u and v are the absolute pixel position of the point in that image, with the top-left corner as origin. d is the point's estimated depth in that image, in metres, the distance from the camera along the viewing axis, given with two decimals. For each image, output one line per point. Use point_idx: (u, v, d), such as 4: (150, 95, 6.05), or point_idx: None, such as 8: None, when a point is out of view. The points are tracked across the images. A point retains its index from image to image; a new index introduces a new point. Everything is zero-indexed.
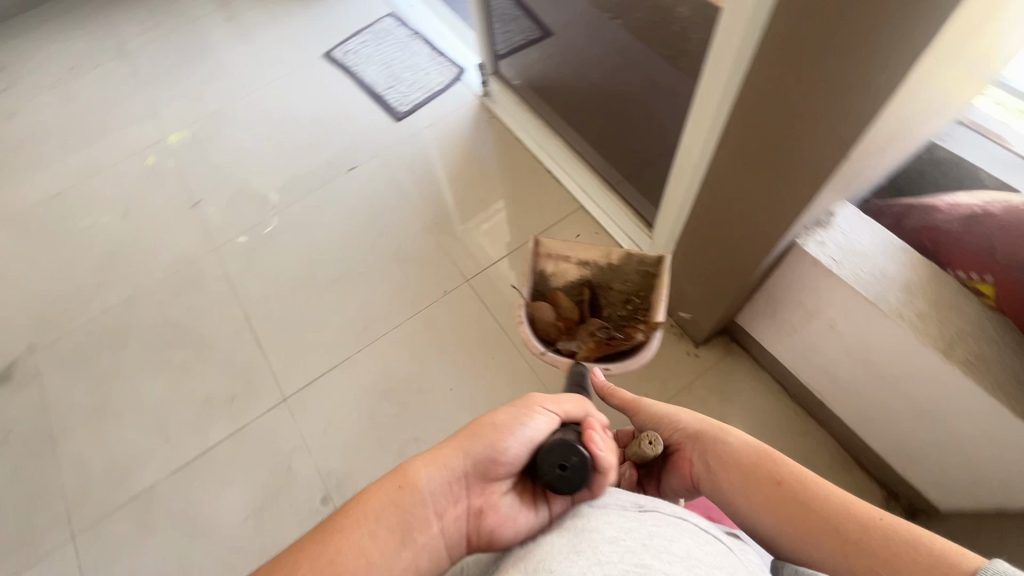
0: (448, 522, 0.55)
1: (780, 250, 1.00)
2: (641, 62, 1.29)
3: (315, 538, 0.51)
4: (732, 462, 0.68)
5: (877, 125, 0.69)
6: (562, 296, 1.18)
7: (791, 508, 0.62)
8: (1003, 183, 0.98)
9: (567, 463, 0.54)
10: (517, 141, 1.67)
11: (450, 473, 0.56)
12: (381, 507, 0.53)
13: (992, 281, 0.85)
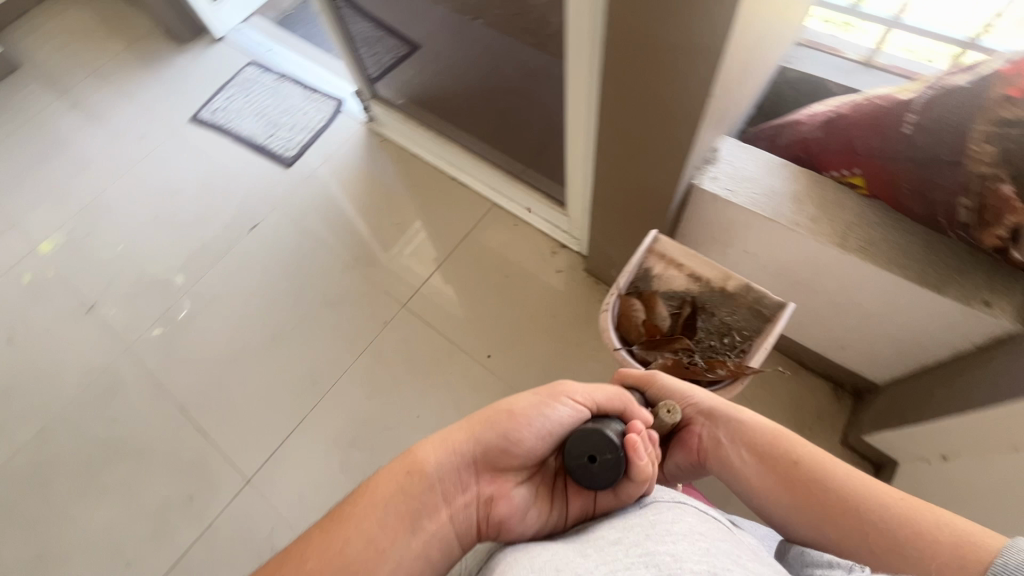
0: (457, 509, 0.51)
1: (677, 205, 0.90)
2: (512, 51, 1.15)
3: (371, 506, 0.48)
4: (744, 441, 0.61)
5: (734, 45, 0.61)
6: (660, 303, 0.91)
7: (803, 487, 0.55)
8: (846, 86, 1.14)
9: (599, 455, 0.49)
10: (415, 157, 1.55)
11: (462, 457, 0.52)
12: (389, 493, 0.48)
13: (863, 173, 0.79)
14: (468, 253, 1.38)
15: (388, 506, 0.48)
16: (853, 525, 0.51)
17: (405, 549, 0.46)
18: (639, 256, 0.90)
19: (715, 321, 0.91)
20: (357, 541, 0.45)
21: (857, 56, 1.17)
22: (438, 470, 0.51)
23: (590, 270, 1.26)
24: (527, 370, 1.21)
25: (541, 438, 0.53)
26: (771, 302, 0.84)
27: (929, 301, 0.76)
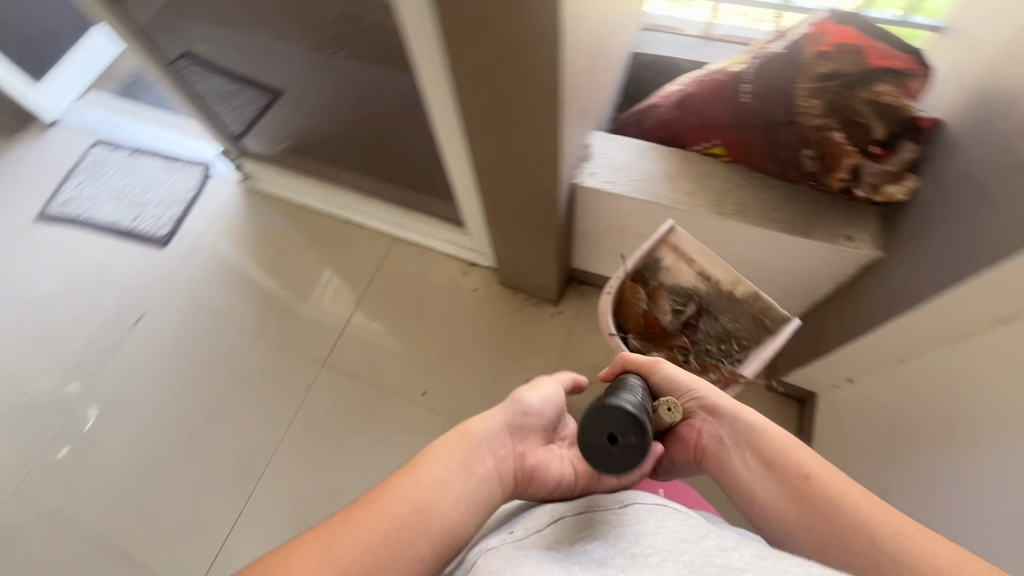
0: (500, 463, 0.53)
1: (565, 205, 0.92)
2: (372, 80, 1.13)
3: (427, 458, 0.50)
4: (749, 445, 0.53)
5: (567, 44, 0.62)
6: (665, 296, 0.84)
7: (810, 503, 0.47)
8: (693, 59, 1.22)
9: (623, 439, 0.43)
10: (302, 206, 1.48)
11: (499, 422, 0.55)
12: (448, 447, 0.51)
13: (720, 142, 0.84)
14: (379, 292, 1.33)
15: (442, 457, 0.50)
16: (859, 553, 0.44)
17: (465, 491, 0.49)
18: (651, 243, 0.80)
19: (715, 325, 0.83)
20: (423, 484, 0.47)
21: (695, 31, 1.25)
22: (482, 425, 0.54)
23: (505, 282, 1.25)
24: (466, 395, 1.19)
25: (552, 407, 0.59)
26: (775, 314, 0.77)
27: (806, 244, 0.82)
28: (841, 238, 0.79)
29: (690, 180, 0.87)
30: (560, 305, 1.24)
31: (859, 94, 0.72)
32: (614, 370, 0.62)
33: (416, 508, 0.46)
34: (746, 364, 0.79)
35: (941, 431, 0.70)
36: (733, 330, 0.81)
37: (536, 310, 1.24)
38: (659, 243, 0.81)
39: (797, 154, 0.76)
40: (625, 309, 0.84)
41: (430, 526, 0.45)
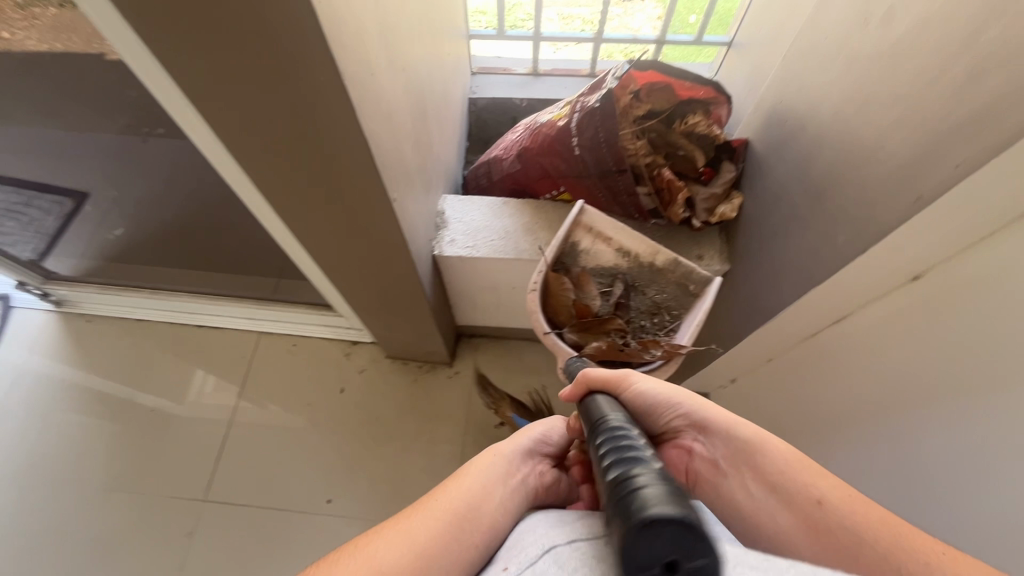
0: (526, 473, 0.53)
1: (429, 279, 0.87)
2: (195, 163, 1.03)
3: (469, 467, 0.51)
4: (752, 471, 0.48)
5: (378, 140, 0.56)
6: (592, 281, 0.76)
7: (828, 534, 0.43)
8: (527, 96, 1.25)
9: (688, 558, 0.27)
10: (138, 321, 1.28)
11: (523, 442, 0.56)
12: (485, 460, 0.52)
13: (566, 190, 0.85)
14: (253, 400, 1.17)
15: (482, 465, 0.51)
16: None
17: (508, 494, 0.49)
18: (565, 228, 0.75)
19: (643, 300, 0.79)
20: (470, 488, 0.48)
21: (523, 69, 1.28)
22: (516, 440, 0.55)
23: (394, 355, 1.17)
24: (376, 491, 1.07)
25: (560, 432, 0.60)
26: (697, 276, 0.75)
27: None
28: (694, 258, 0.83)
29: (547, 229, 0.87)
30: (456, 365, 1.18)
31: (677, 128, 0.79)
32: (578, 391, 0.50)
33: (468, 504, 0.46)
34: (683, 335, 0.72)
35: (802, 427, 0.76)
36: (661, 301, 0.77)
37: (432, 376, 1.18)
38: (573, 226, 0.77)
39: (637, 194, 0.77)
40: (552, 302, 0.75)
41: (481, 522, 0.46)
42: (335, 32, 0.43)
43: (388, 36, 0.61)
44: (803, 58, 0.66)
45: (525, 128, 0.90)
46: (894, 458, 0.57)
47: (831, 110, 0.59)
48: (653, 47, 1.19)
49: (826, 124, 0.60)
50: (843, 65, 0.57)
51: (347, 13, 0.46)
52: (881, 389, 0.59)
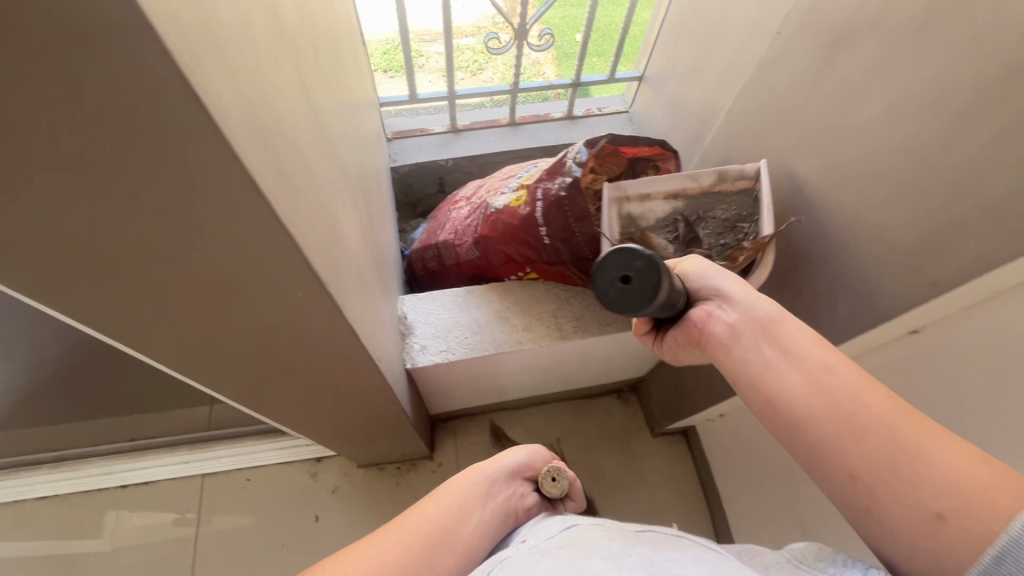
0: (501, 494, 0.57)
1: (407, 396, 0.79)
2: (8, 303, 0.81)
3: (446, 489, 0.56)
4: (773, 348, 0.44)
5: (349, 302, 0.48)
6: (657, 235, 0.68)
7: (839, 408, 0.38)
8: (450, 156, 1.20)
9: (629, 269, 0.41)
10: (30, 502, 1.01)
11: (506, 465, 0.61)
12: (464, 484, 0.56)
13: (532, 272, 0.80)
14: (207, 560, 0.99)
15: (458, 489, 0.55)
16: (903, 472, 0.35)
17: (483, 518, 0.53)
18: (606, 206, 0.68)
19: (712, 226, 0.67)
20: (447, 510, 0.52)
21: (441, 128, 1.22)
22: (490, 466, 0.60)
23: (366, 464, 1.06)
24: None
25: (535, 461, 0.65)
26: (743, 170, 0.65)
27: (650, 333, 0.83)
28: None
29: (520, 314, 0.82)
30: (436, 456, 1.09)
31: None
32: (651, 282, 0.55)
33: (443, 527, 0.50)
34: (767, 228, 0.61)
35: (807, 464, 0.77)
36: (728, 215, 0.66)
37: (413, 474, 1.08)
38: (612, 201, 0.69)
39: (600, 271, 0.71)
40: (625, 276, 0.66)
41: (456, 545, 0.50)
42: (299, 223, 0.36)
43: (334, 169, 0.53)
44: (746, 118, 0.68)
45: (476, 210, 0.84)
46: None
47: (802, 171, 0.59)
48: (569, 90, 1.18)
49: (794, 185, 0.61)
50: (801, 131, 0.59)
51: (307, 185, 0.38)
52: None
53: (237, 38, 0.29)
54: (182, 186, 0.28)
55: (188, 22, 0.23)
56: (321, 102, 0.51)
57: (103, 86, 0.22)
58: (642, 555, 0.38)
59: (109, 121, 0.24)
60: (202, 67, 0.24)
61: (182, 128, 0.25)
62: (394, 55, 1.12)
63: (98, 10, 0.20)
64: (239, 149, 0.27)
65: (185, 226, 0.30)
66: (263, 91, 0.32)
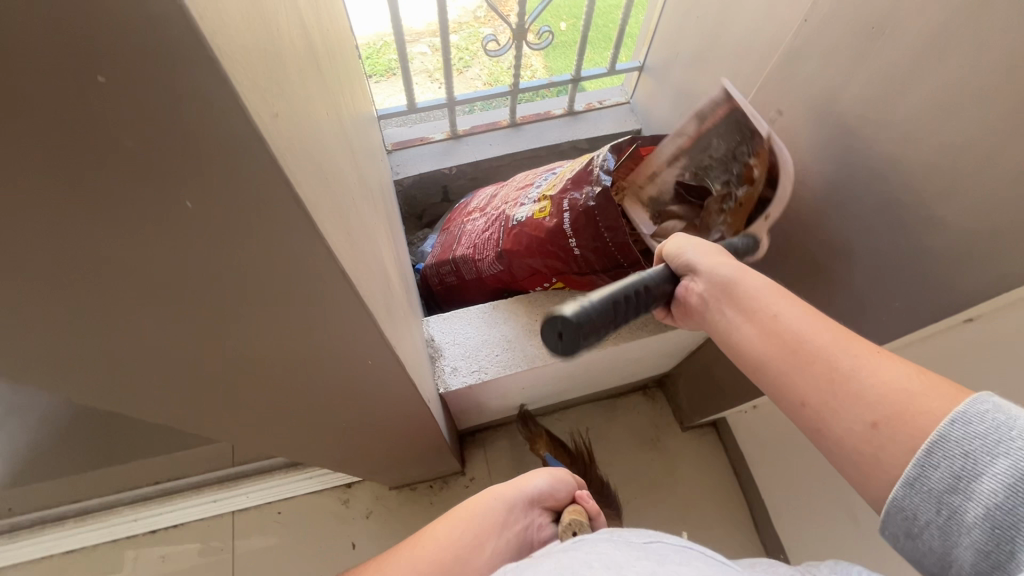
0: (519, 522, 0.54)
1: (442, 421, 0.77)
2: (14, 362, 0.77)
3: (462, 510, 0.53)
4: (728, 305, 0.46)
5: (402, 348, 0.46)
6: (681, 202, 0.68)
7: (784, 345, 0.40)
8: (454, 164, 1.17)
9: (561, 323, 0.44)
10: (56, 559, 0.98)
11: (527, 491, 0.58)
12: (484, 507, 0.53)
13: (560, 282, 0.77)
14: None
15: (474, 512, 0.53)
16: (839, 392, 0.36)
17: (496, 548, 0.50)
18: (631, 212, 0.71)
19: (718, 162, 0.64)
20: (462, 530, 0.51)
21: (441, 135, 1.18)
22: (510, 490, 0.57)
23: (399, 487, 1.04)
24: None
25: (556, 490, 0.60)
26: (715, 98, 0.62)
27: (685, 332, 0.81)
28: None
29: None
30: (469, 472, 1.08)
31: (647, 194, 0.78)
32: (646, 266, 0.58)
33: (454, 551, 0.48)
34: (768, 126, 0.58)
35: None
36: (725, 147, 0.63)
37: (448, 493, 1.06)
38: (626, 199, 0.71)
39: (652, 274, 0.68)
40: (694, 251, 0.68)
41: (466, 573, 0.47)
42: (367, 285, 0.34)
43: (371, 204, 0.50)
44: (777, 113, 0.66)
45: (494, 222, 0.82)
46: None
47: (845, 165, 0.58)
48: (569, 86, 1.15)
49: (837, 179, 0.59)
50: (844, 124, 0.57)
51: (362, 240, 0.35)
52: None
53: (307, 105, 0.26)
54: (265, 275, 0.26)
55: (276, 101, 0.21)
56: (353, 137, 0.48)
57: (195, 193, 0.20)
58: (650, 558, 0.35)
59: (198, 224, 0.21)
60: (292, 154, 0.22)
61: (274, 221, 0.23)
62: (378, 57, 1.09)
63: (189, 110, 0.17)
64: (325, 230, 0.25)
65: (264, 312, 0.28)
66: (327, 152, 0.30)
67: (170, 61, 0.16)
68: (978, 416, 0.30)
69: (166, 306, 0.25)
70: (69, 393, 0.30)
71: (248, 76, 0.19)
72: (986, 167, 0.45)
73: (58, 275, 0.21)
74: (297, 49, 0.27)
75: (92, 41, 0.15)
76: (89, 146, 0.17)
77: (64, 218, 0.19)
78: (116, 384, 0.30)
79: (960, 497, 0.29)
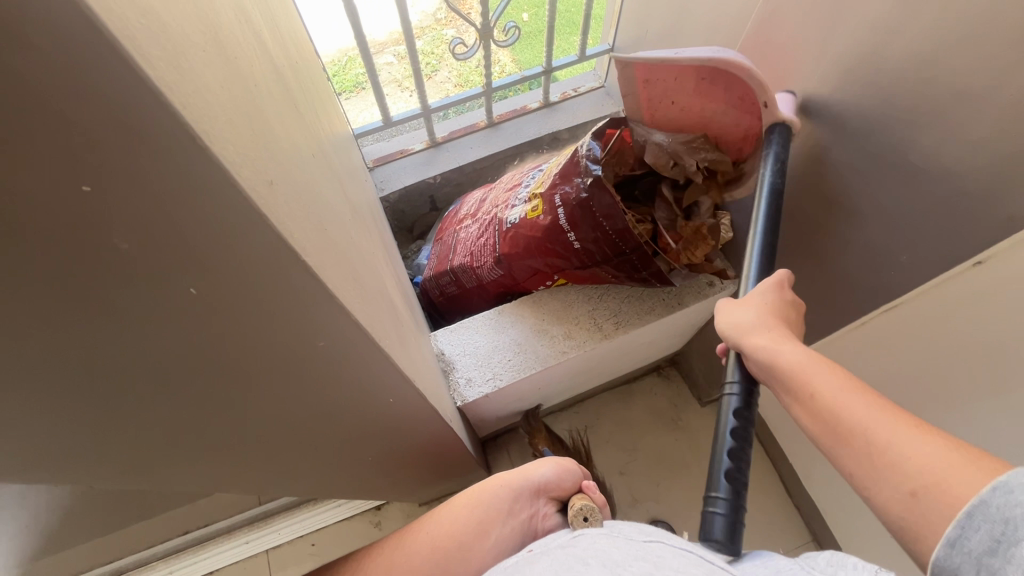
0: (522, 510, 0.55)
1: (464, 433, 0.77)
2: None
3: (473, 495, 0.56)
4: (777, 381, 0.47)
5: (420, 375, 0.45)
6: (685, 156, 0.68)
7: (829, 423, 0.42)
8: (437, 172, 1.16)
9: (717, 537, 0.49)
10: None
11: (530, 480, 0.57)
12: (488, 497, 0.55)
13: (562, 278, 0.77)
14: None
15: (481, 501, 0.56)
16: (876, 463, 0.38)
17: (501, 536, 0.52)
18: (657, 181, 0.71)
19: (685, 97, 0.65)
20: (465, 518, 0.54)
21: (421, 145, 1.17)
22: (516, 478, 0.57)
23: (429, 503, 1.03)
24: None
25: (563, 482, 0.58)
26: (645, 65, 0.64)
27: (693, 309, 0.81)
28: (706, 287, 0.79)
29: (558, 322, 0.79)
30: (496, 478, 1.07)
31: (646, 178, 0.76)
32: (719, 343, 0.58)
33: (456, 538, 0.52)
34: (705, 52, 0.59)
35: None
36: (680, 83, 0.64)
37: None
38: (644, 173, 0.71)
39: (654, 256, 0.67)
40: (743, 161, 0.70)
41: (465, 559, 0.51)
42: (378, 321, 0.33)
43: (367, 230, 0.50)
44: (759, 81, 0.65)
45: (488, 227, 0.82)
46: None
47: (836, 125, 0.57)
48: (542, 78, 1.13)
49: (830, 140, 0.59)
50: (830, 85, 0.56)
51: (365, 276, 0.34)
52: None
53: (295, 154, 0.26)
54: (279, 338, 0.25)
55: (264, 160, 0.20)
56: (337, 164, 0.47)
57: (200, 276, 0.20)
58: (647, 559, 0.35)
59: (200, 304, 0.21)
60: (289, 215, 0.22)
61: (283, 286, 0.22)
62: (345, 74, 1.06)
63: (179, 196, 0.17)
64: (329, 280, 0.24)
65: (283, 371, 0.28)
66: (320, 194, 0.29)
67: (153, 152, 0.15)
68: (1020, 484, 0.29)
69: (179, 386, 0.24)
70: (96, 481, 0.29)
71: (236, 148, 0.18)
72: (981, 113, 0.44)
73: (69, 381, 0.20)
74: (276, 97, 0.26)
75: (69, 150, 0.14)
76: (87, 255, 0.17)
77: (68, 327, 0.18)
78: (142, 465, 0.30)
79: (999, 559, 0.29)
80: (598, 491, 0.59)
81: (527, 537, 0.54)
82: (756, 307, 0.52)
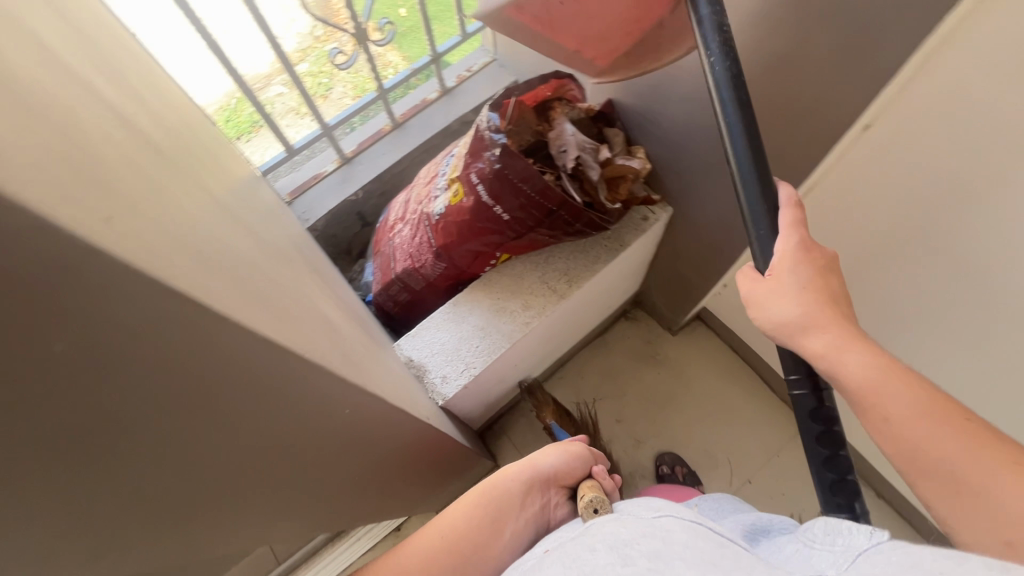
0: (532, 505, 0.56)
1: (453, 429, 0.78)
2: None
3: (482, 490, 0.58)
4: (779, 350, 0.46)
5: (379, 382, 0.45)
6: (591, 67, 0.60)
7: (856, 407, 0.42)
8: (357, 188, 1.14)
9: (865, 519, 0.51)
10: None
11: (541, 473, 0.59)
12: (501, 492, 0.57)
13: (503, 253, 0.77)
14: None
15: (495, 498, 0.56)
16: (967, 500, 0.38)
17: (514, 530, 0.54)
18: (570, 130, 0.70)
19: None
20: (475, 512, 0.55)
21: (333, 165, 1.15)
22: (527, 469, 0.59)
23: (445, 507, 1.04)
24: None
25: (572, 471, 0.61)
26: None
27: (636, 246, 0.83)
28: (643, 222, 0.81)
29: (513, 296, 0.79)
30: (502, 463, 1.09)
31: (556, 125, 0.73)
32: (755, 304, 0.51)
33: (467, 539, 0.53)
34: None
35: None
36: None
37: None
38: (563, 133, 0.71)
39: (581, 205, 0.68)
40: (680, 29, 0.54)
41: (479, 555, 0.52)
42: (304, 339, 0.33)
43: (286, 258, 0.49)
44: None
45: (418, 225, 0.81)
46: (930, 274, 0.65)
47: None
48: (433, 67, 1.11)
49: None
50: None
51: (282, 299, 0.34)
52: (887, 231, 0.65)
53: (150, 191, 0.25)
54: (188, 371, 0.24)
55: (92, 197, 0.19)
56: (235, 207, 0.45)
57: (59, 328, 0.18)
58: (653, 532, 0.35)
59: (78, 360, 0.19)
60: (143, 246, 0.21)
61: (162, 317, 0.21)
62: (240, 116, 0.99)
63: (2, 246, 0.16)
64: (215, 301, 0.24)
65: (212, 407, 0.27)
66: (199, 230, 0.28)
67: None
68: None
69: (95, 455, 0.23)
70: None
71: (43, 190, 0.17)
72: None
73: None
74: (112, 149, 0.24)
75: None
76: None
77: None
78: None
79: None
80: (607, 478, 0.63)
81: (539, 525, 0.56)
82: (793, 300, 0.47)
